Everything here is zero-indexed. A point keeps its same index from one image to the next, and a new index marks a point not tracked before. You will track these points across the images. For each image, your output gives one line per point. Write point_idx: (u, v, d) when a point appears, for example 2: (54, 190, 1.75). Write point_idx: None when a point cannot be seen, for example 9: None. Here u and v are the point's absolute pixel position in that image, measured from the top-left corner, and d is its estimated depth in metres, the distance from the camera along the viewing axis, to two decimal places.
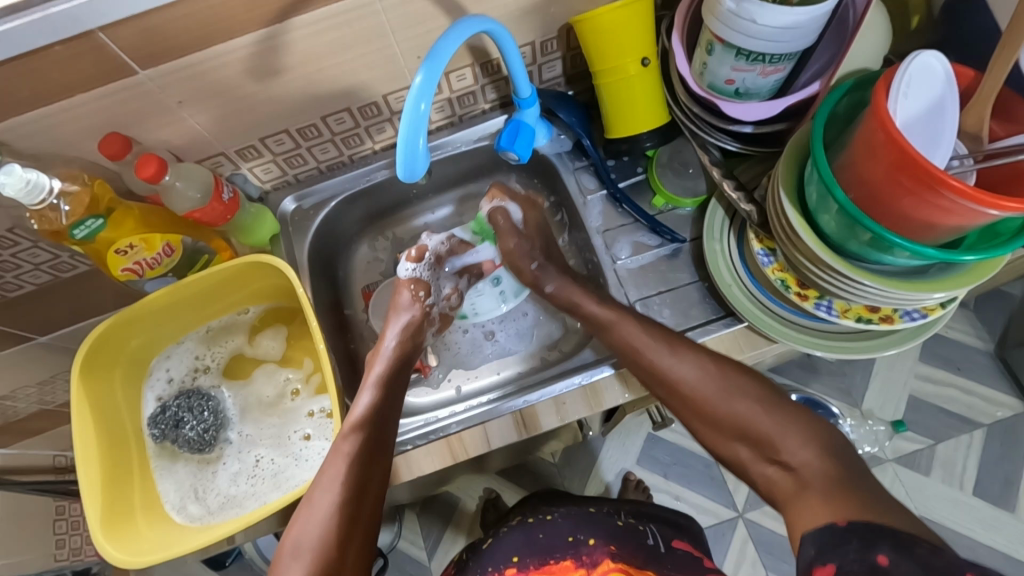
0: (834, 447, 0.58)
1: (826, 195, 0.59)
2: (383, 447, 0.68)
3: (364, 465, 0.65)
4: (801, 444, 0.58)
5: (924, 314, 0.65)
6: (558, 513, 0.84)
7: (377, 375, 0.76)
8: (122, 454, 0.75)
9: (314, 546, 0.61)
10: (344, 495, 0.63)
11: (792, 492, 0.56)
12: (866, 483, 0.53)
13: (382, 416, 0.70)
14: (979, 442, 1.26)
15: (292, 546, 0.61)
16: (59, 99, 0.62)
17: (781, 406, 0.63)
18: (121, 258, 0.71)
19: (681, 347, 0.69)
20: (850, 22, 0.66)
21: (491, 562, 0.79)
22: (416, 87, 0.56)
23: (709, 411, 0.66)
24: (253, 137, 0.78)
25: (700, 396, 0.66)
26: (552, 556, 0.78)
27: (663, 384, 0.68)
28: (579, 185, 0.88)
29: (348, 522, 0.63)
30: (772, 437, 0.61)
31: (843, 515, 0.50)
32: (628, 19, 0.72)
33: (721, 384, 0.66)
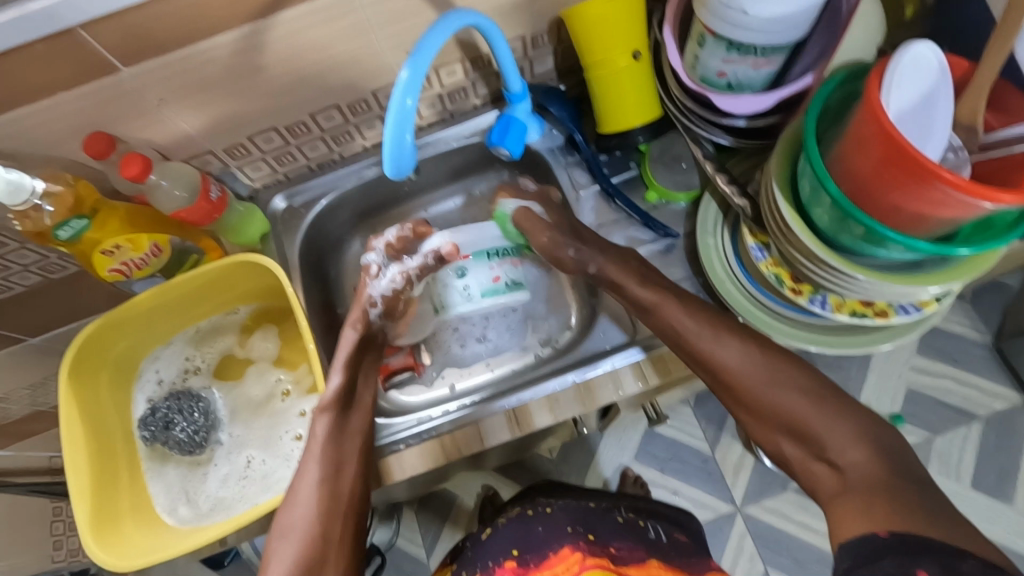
0: (882, 445, 0.57)
1: (819, 188, 0.58)
2: (355, 429, 0.70)
3: (338, 447, 0.67)
4: (851, 445, 0.58)
5: (919, 308, 0.65)
6: (555, 506, 0.79)
7: (344, 357, 0.75)
8: (111, 457, 0.74)
9: (302, 529, 0.63)
10: (324, 478, 0.65)
11: (829, 491, 0.58)
12: (897, 485, 0.54)
13: (352, 402, 0.71)
14: (977, 434, 1.26)
15: (279, 530, 0.63)
16: (39, 98, 0.61)
17: (831, 398, 0.61)
18: (108, 258, 0.70)
19: (726, 332, 0.66)
20: (842, 12, 0.65)
21: (489, 556, 0.75)
22: (402, 82, 0.55)
23: (752, 401, 0.64)
24: (241, 135, 0.77)
25: (746, 383, 0.64)
26: (550, 548, 0.71)
27: (707, 368, 0.66)
28: (572, 180, 0.87)
29: (331, 502, 0.64)
30: (822, 435, 0.59)
31: (885, 527, 0.51)
32: (618, 12, 0.71)
33: (769, 373, 0.64)
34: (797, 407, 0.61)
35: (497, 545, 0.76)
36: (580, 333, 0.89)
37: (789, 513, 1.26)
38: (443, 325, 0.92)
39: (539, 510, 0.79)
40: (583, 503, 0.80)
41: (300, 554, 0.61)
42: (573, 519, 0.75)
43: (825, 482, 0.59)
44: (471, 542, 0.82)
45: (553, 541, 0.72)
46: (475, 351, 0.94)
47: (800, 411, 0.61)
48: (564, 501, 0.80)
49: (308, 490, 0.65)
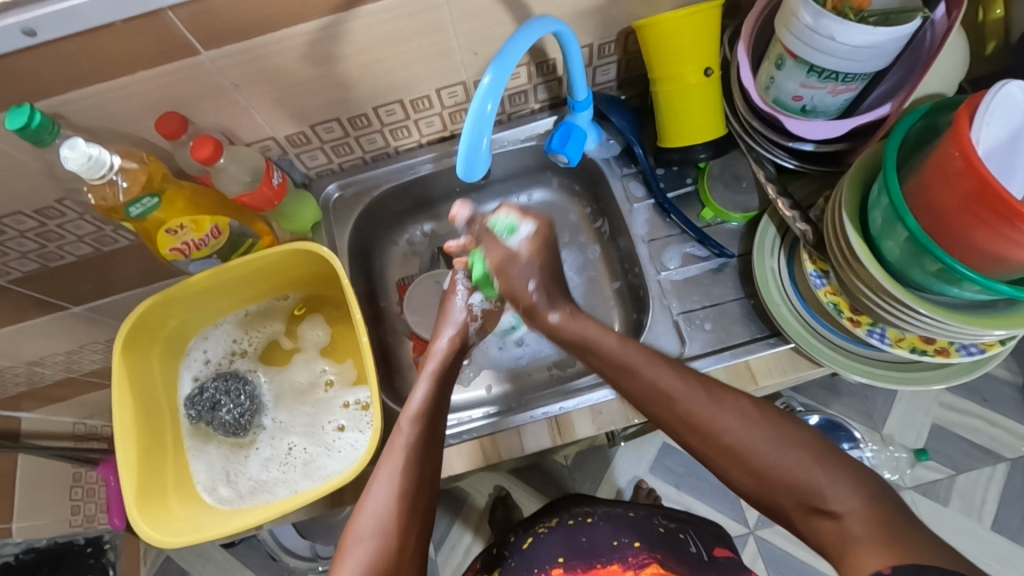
0: (876, 492, 0.54)
1: (894, 221, 0.57)
2: (440, 443, 0.64)
3: (421, 460, 0.62)
4: (847, 490, 0.54)
5: (981, 349, 0.64)
6: (598, 516, 0.81)
7: (434, 368, 0.69)
8: (158, 432, 0.75)
9: (377, 532, 0.57)
10: (403, 486, 0.60)
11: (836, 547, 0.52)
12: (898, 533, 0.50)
13: (439, 411, 0.65)
14: (1002, 476, 1.24)
15: (354, 532, 0.58)
16: (119, 75, 0.62)
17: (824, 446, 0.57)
18: (170, 237, 0.71)
19: (723, 395, 0.61)
20: (926, 45, 0.63)
21: (536, 564, 0.76)
22: (483, 87, 0.55)
23: (744, 458, 0.59)
24: (304, 123, 0.78)
25: (739, 446, 0.59)
26: (599, 560, 0.74)
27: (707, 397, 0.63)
28: (626, 192, 0.87)
29: (407, 515, 0.59)
30: (817, 485, 0.55)
31: (891, 563, 0.47)
32: (694, 28, 0.71)
33: (766, 437, 0.58)
34: (792, 465, 0.56)
35: (543, 552, 0.78)
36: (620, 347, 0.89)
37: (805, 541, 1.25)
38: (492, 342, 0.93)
39: (581, 520, 0.82)
40: (624, 512, 0.83)
41: (373, 562, 0.56)
42: (617, 527, 0.78)
43: (828, 535, 0.53)
44: (514, 551, 0.82)
45: (601, 552, 0.75)
46: (512, 354, 0.93)
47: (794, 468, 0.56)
48: (605, 510, 0.83)
49: (387, 495, 0.59)
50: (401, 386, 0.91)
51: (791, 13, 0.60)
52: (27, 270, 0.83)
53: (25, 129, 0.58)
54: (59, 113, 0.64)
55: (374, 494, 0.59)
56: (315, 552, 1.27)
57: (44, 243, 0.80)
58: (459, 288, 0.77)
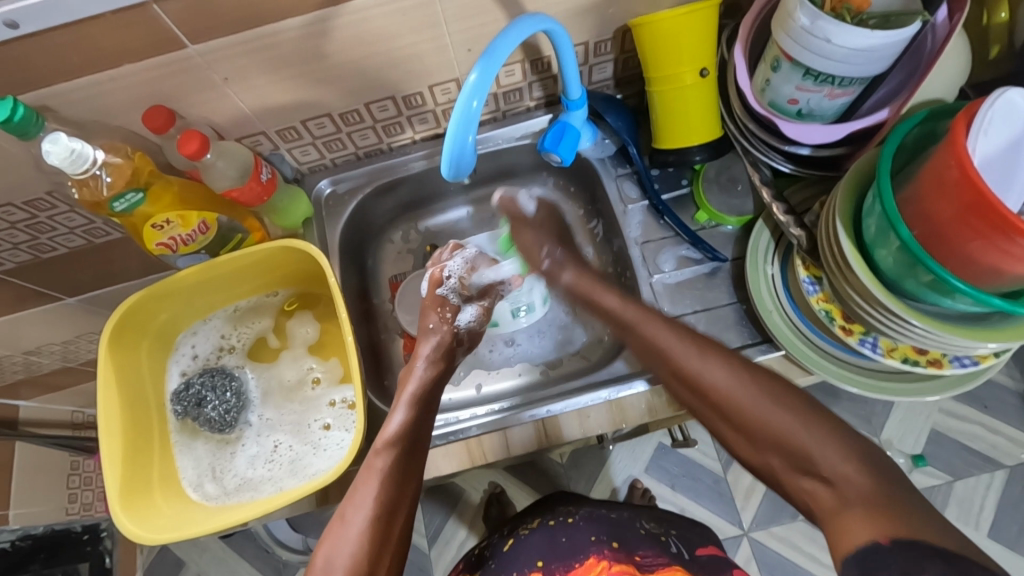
0: (874, 459, 0.53)
1: (887, 230, 0.56)
2: (418, 470, 0.62)
3: (395, 487, 0.60)
4: (839, 456, 0.53)
5: (975, 362, 0.63)
6: (579, 516, 0.81)
7: (411, 393, 0.68)
8: (144, 427, 0.75)
9: (347, 564, 0.55)
10: (377, 515, 0.58)
11: (824, 505, 0.53)
12: (889, 500, 0.50)
13: (417, 440, 0.63)
14: (1000, 483, 1.22)
15: (325, 564, 0.55)
16: (107, 67, 0.62)
17: (817, 410, 0.57)
18: (157, 232, 0.71)
19: (714, 351, 0.62)
20: (925, 51, 0.62)
21: (515, 567, 0.76)
22: (469, 84, 0.54)
23: (740, 419, 0.59)
24: (295, 119, 0.77)
25: (734, 402, 0.59)
26: (577, 559, 0.73)
27: (696, 391, 0.62)
28: (620, 193, 0.86)
29: (380, 541, 0.57)
30: (809, 448, 0.54)
31: (887, 532, 0.47)
32: (690, 28, 0.70)
33: (755, 390, 0.59)
34: (783, 425, 0.56)
35: (524, 554, 0.77)
36: (612, 349, 0.88)
37: (799, 542, 1.24)
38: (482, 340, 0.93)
39: (562, 520, 0.81)
40: (606, 513, 0.82)
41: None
42: (597, 529, 0.77)
43: (816, 496, 0.54)
44: (493, 552, 0.82)
45: (579, 551, 0.74)
46: (503, 355, 0.93)
47: (785, 429, 0.56)
48: (586, 511, 0.82)
49: (359, 526, 0.57)
50: (391, 385, 0.90)
51: (788, 15, 0.58)
52: (20, 261, 0.83)
53: (9, 122, 0.57)
54: (49, 105, 0.64)
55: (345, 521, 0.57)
56: (308, 545, 1.27)
57: (37, 234, 0.79)
58: (446, 301, 0.79)
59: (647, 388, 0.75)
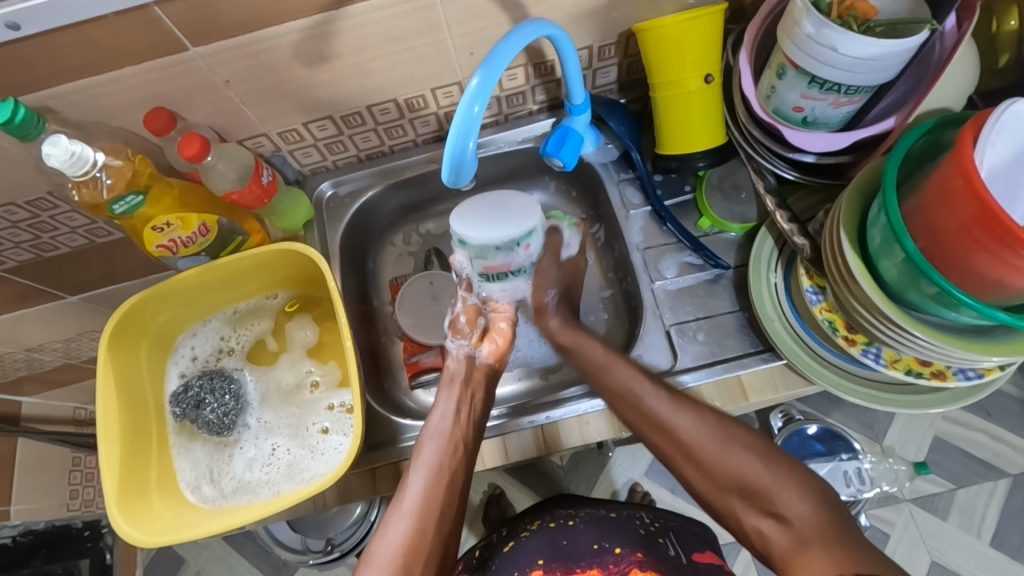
0: (825, 498, 0.57)
1: (892, 241, 0.55)
2: (461, 471, 0.67)
3: (441, 486, 0.65)
4: (795, 496, 0.57)
5: (979, 374, 0.62)
6: (580, 518, 0.80)
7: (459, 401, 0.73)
8: (142, 428, 0.75)
9: (392, 554, 0.60)
10: (420, 510, 0.63)
11: (782, 546, 0.56)
12: (841, 537, 0.53)
13: (459, 443, 0.69)
14: (1003, 492, 1.21)
15: (370, 556, 0.61)
16: (108, 69, 0.61)
17: (776, 452, 0.61)
18: (156, 234, 0.70)
19: (681, 396, 0.66)
20: (933, 58, 0.61)
21: (515, 567, 0.75)
22: (470, 90, 0.53)
23: (703, 460, 0.63)
24: (297, 121, 0.77)
25: (700, 445, 0.63)
26: (579, 564, 0.72)
27: (658, 428, 0.65)
28: (623, 198, 0.85)
29: (419, 540, 0.62)
30: (769, 487, 0.58)
31: (849, 569, 0.49)
32: (694, 34, 0.69)
33: (718, 436, 0.63)
34: (744, 465, 0.60)
35: (523, 556, 0.76)
36: (614, 355, 0.88)
37: None
38: None
39: (562, 523, 0.80)
40: (605, 513, 0.81)
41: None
42: (598, 531, 0.77)
43: (774, 536, 0.57)
44: (493, 553, 0.81)
45: (581, 556, 0.73)
46: None
47: (747, 468, 0.60)
48: (586, 513, 0.81)
49: (404, 522, 0.62)
50: (390, 388, 0.90)
51: (794, 22, 0.58)
52: (21, 260, 0.83)
53: (10, 123, 0.57)
54: (50, 106, 0.64)
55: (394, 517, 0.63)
56: (306, 545, 1.27)
57: (38, 233, 0.79)
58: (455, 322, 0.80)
59: None
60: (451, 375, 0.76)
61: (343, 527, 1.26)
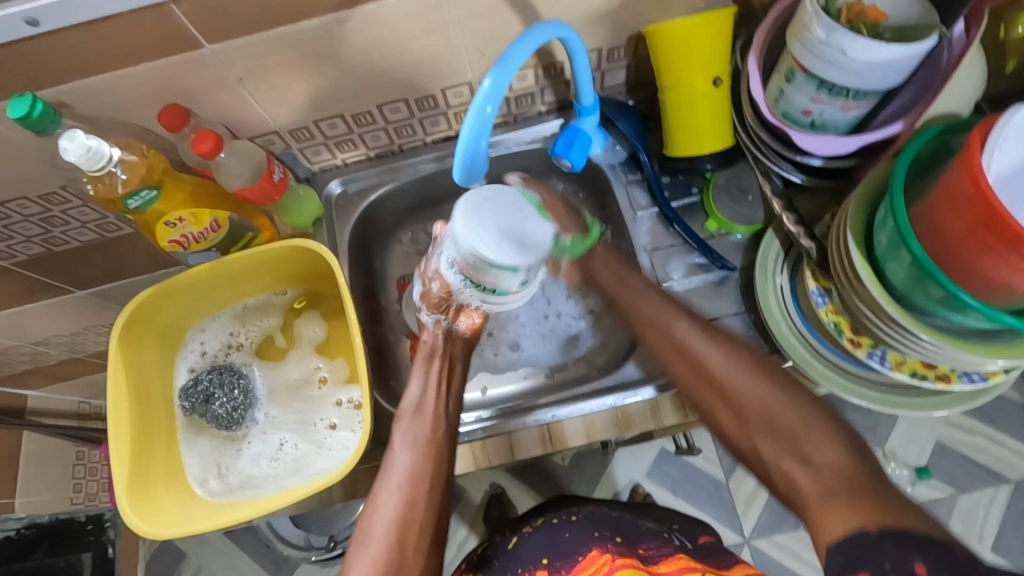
0: (857, 446, 0.54)
1: (898, 244, 0.56)
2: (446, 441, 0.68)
3: (424, 457, 0.65)
4: (826, 441, 0.54)
5: (984, 378, 0.63)
6: (582, 514, 0.80)
7: (435, 367, 0.73)
8: (151, 422, 0.75)
9: (383, 533, 0.62)
10: (409, 482, 0.64)
11: (804, 496, 0.53)
12: (868, 487, 0.50)
13: (440, 411, 0.69)
14: (1004, 497, 1.22)
15: (363, 534, 0.63)
16: (124, 65, 0.62)
17: (806, 396, 0.58)
18: (169, 229, 0.71)
19: (715, 332, 0.64)
20: (942, 64, 0.61)
21: (520, 564, 0.76)
22: (483, 89, 0.54)
23: (732, 396, 0.60)
24: (308, 119, 0.77)
25: (725, 382, 0.61)
26: (579, 556, 0.72)
27: (687, 362, 0.64)
28: (630, 200, 0.85)
29: (410, 512, 0.63)
30: (795, 429, 0.56)
31: (876, 522, 0.46)
32: (703, 37, 0.70)
33: (747, 371, 0.60)
34: (773, 404, 0.58)
35: (528, 553, 0.77)
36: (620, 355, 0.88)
37: (798, 550, 1.25)
38: (488, 343, 0.93)
39: (565, 519, 0.80)
40: (609, 511, 0.81)
41: (382, 558, 0.60)
42: (599, 525, 0.76)
43: (798, 481, 0.54)
44: (498, 551, 0.82)
45: (580, 548, 0.72)
46: (508, 359, 0.93)
47: (774, 408, 0.57)
48: (590, 509, 0.81)
49: (392, 497, 0.63)
50: (396, 386, 0.90)
51: (804, 26, 0.58)
52: (32, 253, 0.83)
53: (27, 117, 0.58)
54: (64, 101, 0.64)
55: (381, 495, 0.64)
56: (309, 542, 1.27)
57: (49, 227, 0.80)
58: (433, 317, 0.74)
59: (652, 395, 0.75)
60: (429, 348, 0.74)
61: (345, 524, 1.27)
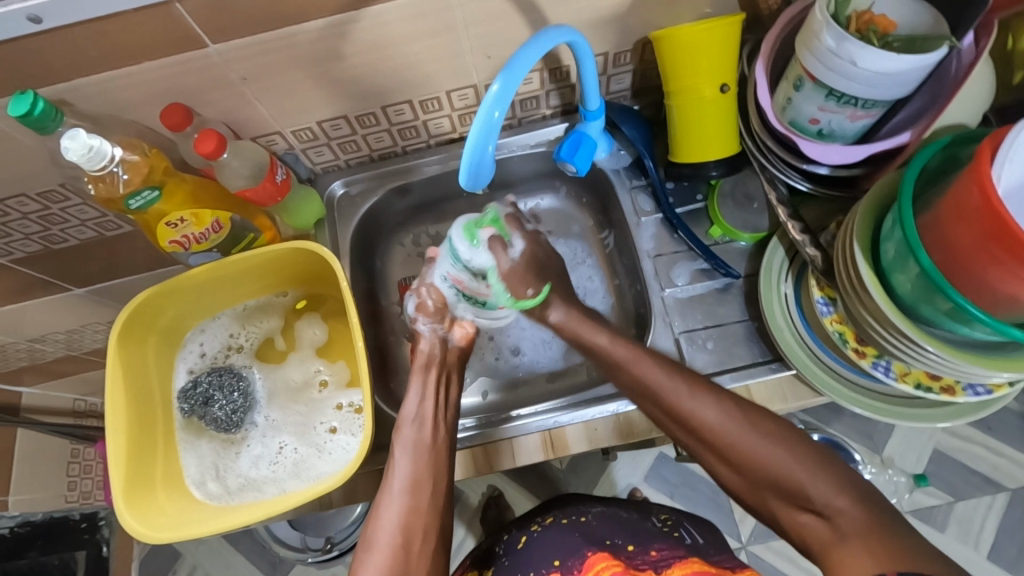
0: (863, 489, 0.54)
1: (906, 255, 0.56)
2: (444, 446, 0.68)
3: (424, 465, 0.65)
4: (834, 491, 0.54)
5: (989, 390, 0.62)
6: (592, 515, 0.80)
7: (429, 374, 0.74)
8: (150, 424, 0.75)
9: (389, 541, 0.61)
10: (409, 490, 0.64)
11: (822, 542, 0.54)
12: (886, 531, 0.51)
13: (437, 417, 0.70)
14: (1001, 505, 1.22)
15: (366, 542, 0.61)
16: (126, 63, 0.61)
17: (805, 443, 0.59)
18: (170, 230, 0.70)
19: (701, 386, 0.63)
20: (951, 72, 0.60)
21: (531, 565, 0.74)
22: (491, 95, 0.54)
23: (737, 457, 0.60)
24: (311, 120, 0.77)
25: (725, 439, 0.60)
26: (593, 556, 0.71)
27: (685, 427, 0.63)
28: (634, 205, 0.85)
29: (413, 518, 0.62)
30: (802, 481, 0.56)
31: (895, 567, 0.47)
32: (711, 43, 0.69)
33: (743, 423, 0.60)
34: (776, 459, 0.58)
35: (539, 554, 0.75)
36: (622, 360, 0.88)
37: (796, 558, 1.24)
38: (488, 348, 0.93)
39: (574, 519, 0.80)
40: (618, 512, 0.82)
41: (386, 565, 0.59)
42: (612, 529, 0.76)
43: (815, 531, 0.55)
44: (508, 549, 0.80)
45: (596, 550, 0.73)
46: (508, 363, 0.93)
47: (780, 463, 0.57)
48: (599, 510, 0.81)
49: (395, 505, 0.63)
50: (397, 389, 0.90)
51: (814, 34, 0.58)
52: (30, 251, 0.83)
53: (28, 116, 0.57)
54: (66, 99, 0.64)
55: (385, 503, 0.63)
56: (305, 543, 1.27)
57: (48, 225, 0.79)
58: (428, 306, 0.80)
59: None
60: (425, 359, 0.75)
61: (342, 526, 1.26)
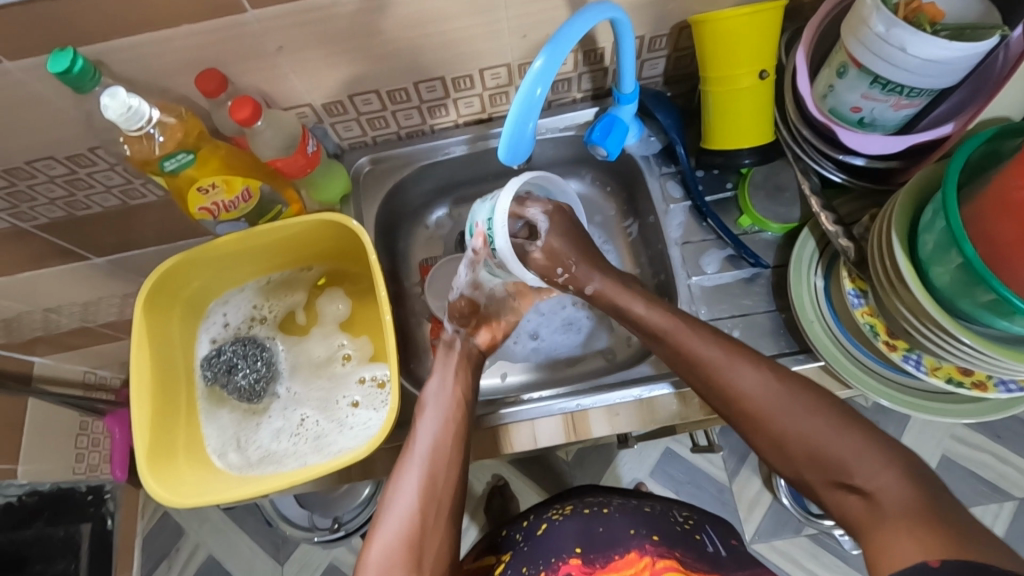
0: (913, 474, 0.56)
1: (948, 246, 0.55)
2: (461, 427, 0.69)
3: (439, 446, 0.67)
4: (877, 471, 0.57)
5: (1021, 387, 0.62)
6: (614, 508, 0.79)
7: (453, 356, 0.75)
8: (174, 392, 0.75)
9: (404, 509, 0.65)
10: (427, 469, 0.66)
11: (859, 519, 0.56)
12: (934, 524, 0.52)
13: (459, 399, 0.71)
14: (1009, 514, 1.21)
15: (385, 509, 0.66)
16: (164, 26, 0.61)
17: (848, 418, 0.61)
18: (201, 197, 0.70)
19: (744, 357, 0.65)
20: (996, 68, 0.60)
21: (550, 553, 0.74)
22: (535, 70, 0.53)
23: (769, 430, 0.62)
24: (342, 93, 0.76)
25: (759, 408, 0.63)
26: (616, 551, 0.71)
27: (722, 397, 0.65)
28: (663, 192, 0.85)
29: (430, 494, 0.65)
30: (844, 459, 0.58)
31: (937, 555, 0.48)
32: (752, 28, 0.68)
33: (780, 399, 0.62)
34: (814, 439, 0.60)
35: (560, 541, 0.75)
36: (644, 350, 0.87)
37: (800, 559, 1.24)
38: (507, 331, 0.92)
39: (596, 510, 0.79)
40: (639, 505, 0.80)
41: (401, 536, 0.64)
42: (636, 521, 0.76)
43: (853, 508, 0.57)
44: (525, 535, 0.80)
45: (618, 543, 0.72)
46: (526, 348, 0.92)
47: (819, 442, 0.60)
48: (620, 502, 0.80)
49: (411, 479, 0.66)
50: (417, 369, 0.90)
51: (861, 20, 0.57)
52: (53, 217, 0.82)
53: (67, 74, 0.57)
54: (102, 61, 0.63)
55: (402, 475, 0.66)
56: (312, 521, 1.26)
57: (73, 191, 0.79)
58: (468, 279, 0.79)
59: (676, 389, 0.74)
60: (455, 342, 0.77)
61: (350, 508, 1.26)
